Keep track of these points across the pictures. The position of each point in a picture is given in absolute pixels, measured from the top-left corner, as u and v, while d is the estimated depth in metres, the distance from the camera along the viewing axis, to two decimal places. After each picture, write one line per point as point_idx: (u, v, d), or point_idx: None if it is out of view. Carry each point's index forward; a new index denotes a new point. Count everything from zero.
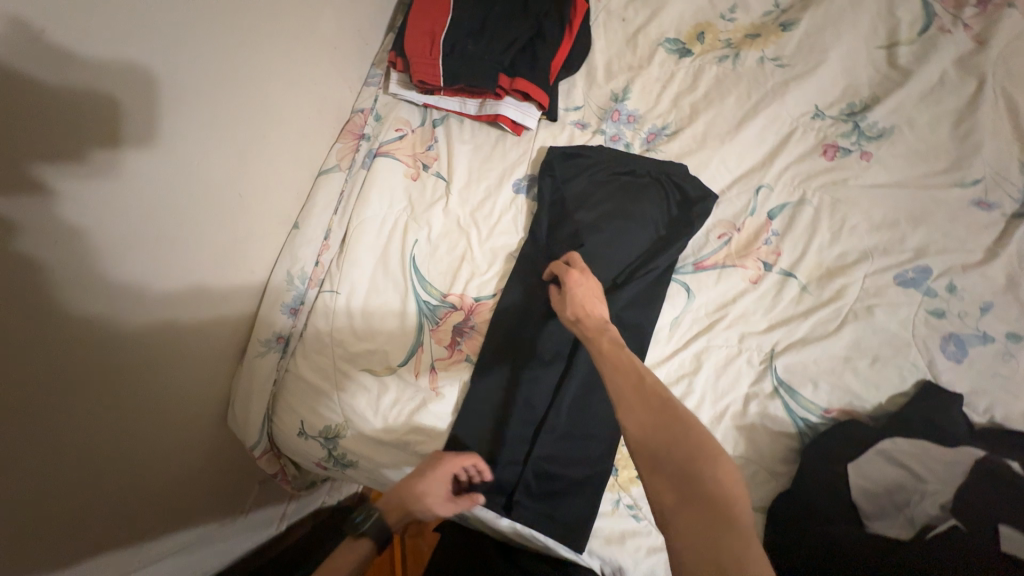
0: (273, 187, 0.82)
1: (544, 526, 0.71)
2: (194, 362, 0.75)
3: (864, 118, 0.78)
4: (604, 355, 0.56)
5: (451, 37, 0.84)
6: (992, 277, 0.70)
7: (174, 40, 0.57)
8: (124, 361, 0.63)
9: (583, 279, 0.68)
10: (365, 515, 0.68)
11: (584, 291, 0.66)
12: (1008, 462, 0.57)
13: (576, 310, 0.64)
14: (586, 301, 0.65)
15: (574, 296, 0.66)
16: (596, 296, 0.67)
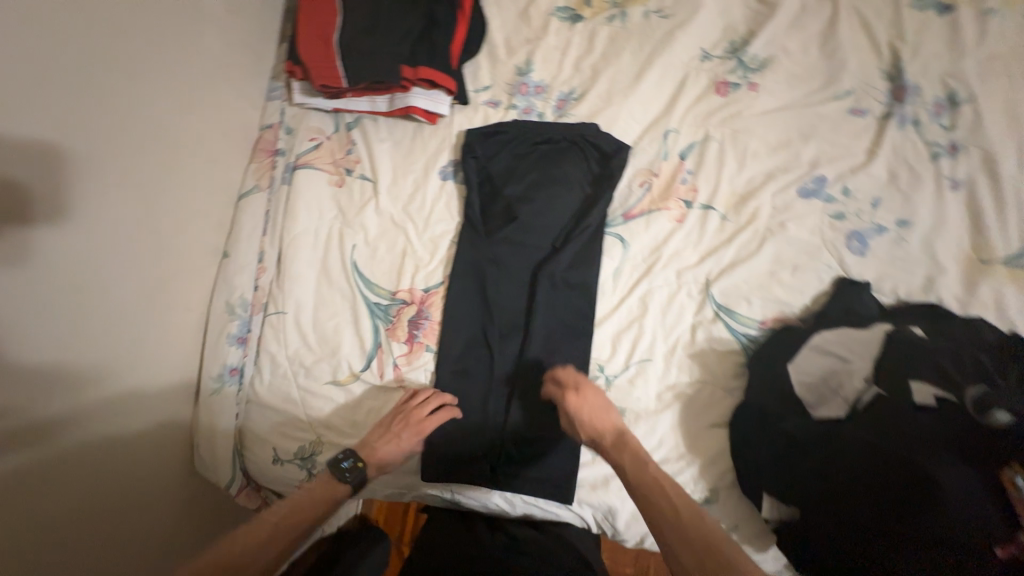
0: (191, 219, 0.79)
1: (531, 488, 0.75)
2: (140, 411, 0.72)
3: (744, 53, 0.85)
4: (633, 483, 0.61)
5: (346, 37, 0.83)
6: (876, 175, 0.78)
7: (39, 79, 0.55)
8: (57, 422, 0.59)
9: (584, 396, 0.70)
10: (353, 464, 0.67)
11: (592, 406, 0.69)
12: (911, 329, 0.64)
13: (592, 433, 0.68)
14: (594, 419, 0.68)
15: (582, 417, 0.68)
16: (601, 404, 0.69)
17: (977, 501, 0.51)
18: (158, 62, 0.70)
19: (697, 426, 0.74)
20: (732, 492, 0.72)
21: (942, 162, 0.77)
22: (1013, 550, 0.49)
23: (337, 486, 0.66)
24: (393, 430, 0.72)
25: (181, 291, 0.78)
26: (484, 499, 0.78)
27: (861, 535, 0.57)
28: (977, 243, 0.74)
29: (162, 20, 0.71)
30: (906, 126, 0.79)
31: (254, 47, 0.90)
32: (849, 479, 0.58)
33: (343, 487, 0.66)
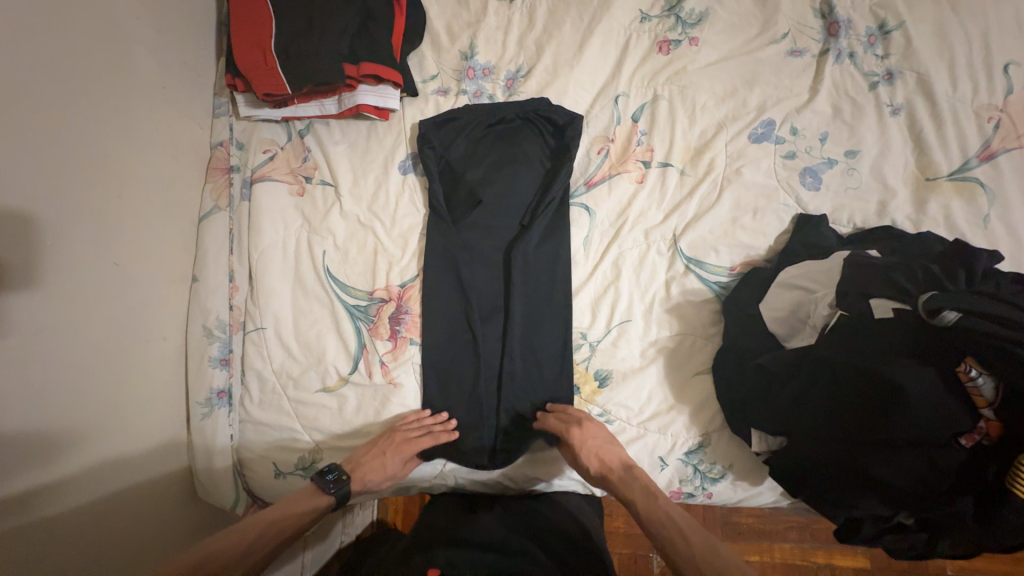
0: (152, 247, 0.77)
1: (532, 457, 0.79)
2: (135, 444, 0.73)
3: (682, 9, 0.86)
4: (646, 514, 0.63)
5: (283, 43, 0.82)
6: (821, 111, 0.81)
7: None
8: (51, 466, 0.60)
9: (592, 428, 0.73)
10: (338, 476, 0.69)
11: (596, 439, 0.72)
12: (867, 252, 0.66)
13: (599, 465, 0.70)
14: (603, 451, 0.71)
15: (591, 450, 0.71)
16: (606, 439, 0.73)
17: (941, 400, 0.52)
18: (92, 90, 0.68)
19: (682, 376, 0.77)
20: (722, 433, 0.75)
21: (881, 90, 0.80)
22: (977, 438, 0.53)
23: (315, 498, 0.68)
24: (380, 446, 0.74)
25: (154, 322, 0.77)
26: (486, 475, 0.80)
27: (843, 450, 0.60)
28: (922, 163, 0.77)
29: (89, 46, 0.69)
30: (843, 60, 0.81)
31: (192, 63, 0.87)
32: (823, 403, 0.60)
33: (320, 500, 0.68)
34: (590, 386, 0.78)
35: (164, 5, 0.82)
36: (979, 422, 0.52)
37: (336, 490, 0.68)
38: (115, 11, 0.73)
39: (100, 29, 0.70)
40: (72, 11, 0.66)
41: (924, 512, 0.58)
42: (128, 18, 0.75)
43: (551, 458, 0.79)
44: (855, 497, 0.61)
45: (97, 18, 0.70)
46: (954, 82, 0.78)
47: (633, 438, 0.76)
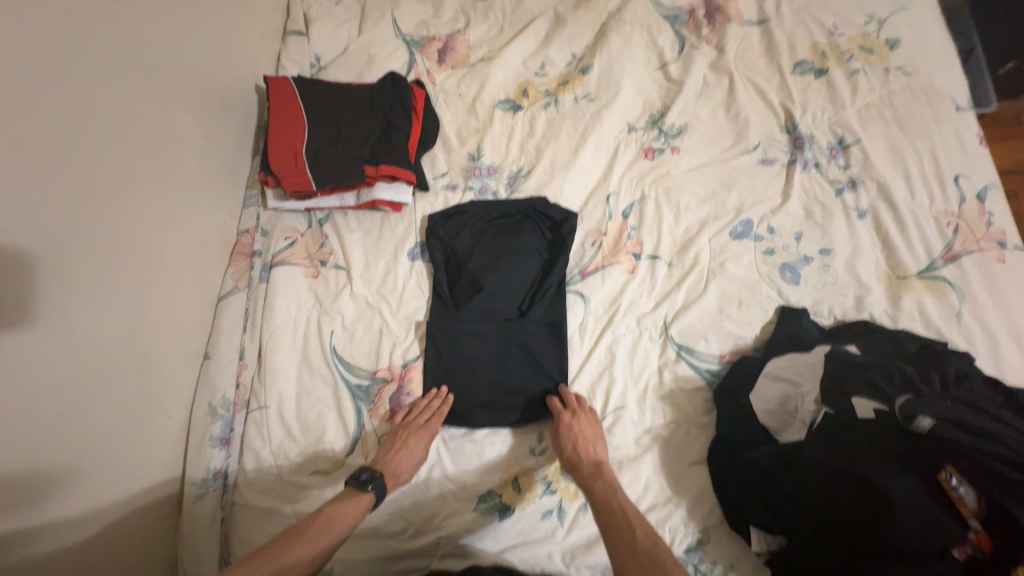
0: (171, 327, 0.81)
1: (532, 536, 0.75)
2: (124, 522, 0.72)
3: (664, 123, 0.98)
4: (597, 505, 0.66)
5: (313, 146, 0.93)
6: (794, 213, 0.89)
7: (46, 230, 0.61)
8: (46, 542, 0.62)
9: (580, 421, 0.76)
10: (372, 474, 0.70)
11: (581, 434, 0.75)
12: (846, 348, 0.70)
13: (572, 453, 0.73)
14: (580, 444, 0.74)
15: (570, 438, 0.75)
16: (591, 436, 0.75)
17: (926, 507, 0.54)
18: (142, 187, 0.76)
19: (679, 466, 0.77)
20: (721, 530, 0.74)
21: (846, 196, 0.88)
22: (970, 550, 0.52)
23: (359, 500, 0.67)
24: (405, 449, 0.76)
25: (162, 402, 0.78)
26: (492, 542, 0.75)
27: (835, 553, 0.59)
28: (892, 261, 0.84)
29: (147, 151, 0.77)
30: (810, 169, 0.91)
31: (231, 160, 0.97)
32: (816, 501, 0.60)
33: (363, 501, 0.68)
34: None
35: (218, 112, 0.94)
36: (968, 533, 0.52)
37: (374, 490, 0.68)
38: (175, 122, 0.83)
39: (158, 135, 0.80)
40: (137, 122, 0.76)
41: None
42: (184, 126, 0.85)
43: (548, 540, 0.75)
44: None
45: (159, 126, 0.80)
46: (912, 191, 0.87)
47: None
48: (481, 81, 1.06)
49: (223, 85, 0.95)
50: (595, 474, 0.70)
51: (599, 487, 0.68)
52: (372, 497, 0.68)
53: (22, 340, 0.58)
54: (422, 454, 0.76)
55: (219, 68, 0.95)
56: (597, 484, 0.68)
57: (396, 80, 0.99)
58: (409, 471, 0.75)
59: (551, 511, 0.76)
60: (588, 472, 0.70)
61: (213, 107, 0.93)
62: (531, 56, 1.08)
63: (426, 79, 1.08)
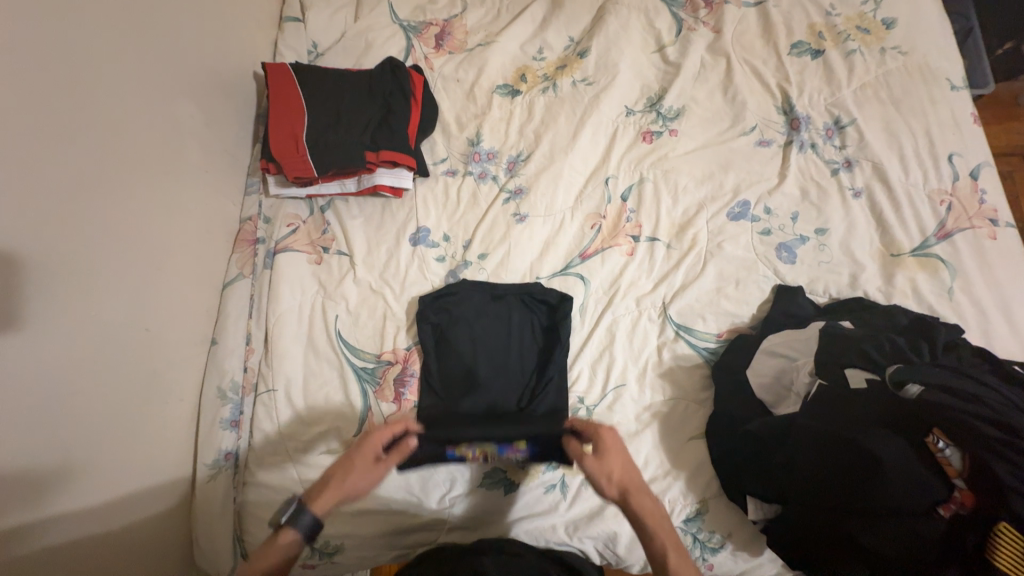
0: (178, 312, 0.82)
1: (536, 510, 0.78)
2: (146, 499, 0.75)
3: (662, 105, 0.98)
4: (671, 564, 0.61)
5: (313, 132, 0.93)
6: (790, 193, 0.90)
7: (55, 217, 0.62)
8: (77, 516, 0.64)
9: (616, 445, 0.68)
10: (296, 508, 0.66)
11: (622, 460, 0.67)
12: (841, 323, 0.72)
13: (622, 485, 0.66)
14: (626, 474, 0.67)
15: (614, 467, 0.67)
16: (626, 459, 0.68)
17: (913, 469, 0.56)
18: (146, 174, 0.77)
19: (678, 441, 0.79)
20: (719, 500, 0.76)
21: (842, 176, 0.89)
22: (955, 509, 0.55)
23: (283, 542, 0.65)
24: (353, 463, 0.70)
25: (172, 385, 0.80)
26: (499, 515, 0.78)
27: (826, 518, 0.61)
28: (886, 240, 0.85)
29: (151, 138, 0.78)
30: (806, 150, 0.92)
31: (232, 148, 0.97)
32: (810, 469, 0.62)
33: (287, 539, 0.65)
34: None
35: (217, 100, 0.94)
36: (953, 491, 0.55)
37: (295, 524, 0.65)
38: (177, 108, 0.84)
39: (161, 122, 0.80)
40: (139, 108, 0.76)
41: None
42: (186, 113, 0.86)
43: (551, 514, 0.77)
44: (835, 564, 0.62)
45: (162, 114, 0.80)
46: (906, 170, 0.88)
47: None
48: (479, 66, 1.06)
49: (222, 72, 0.95)
50: (656, 516, 0.65)
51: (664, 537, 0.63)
52: (302, 530, 0.65)
53: (36, 322, 0.59)
54: (375, 469, 0.70)
55: (218, 55, 0.95)
56: (660, 533, 0.63)
57: (395, 66, 0.99)
58: (354, 487, 0.69)
59: (554, 485, 0.79)
60: (645, 513, 0.65)
61: (213, 94, 0.93)
62: (529, 40, 1.09)
63: (424, 64, 1.08)
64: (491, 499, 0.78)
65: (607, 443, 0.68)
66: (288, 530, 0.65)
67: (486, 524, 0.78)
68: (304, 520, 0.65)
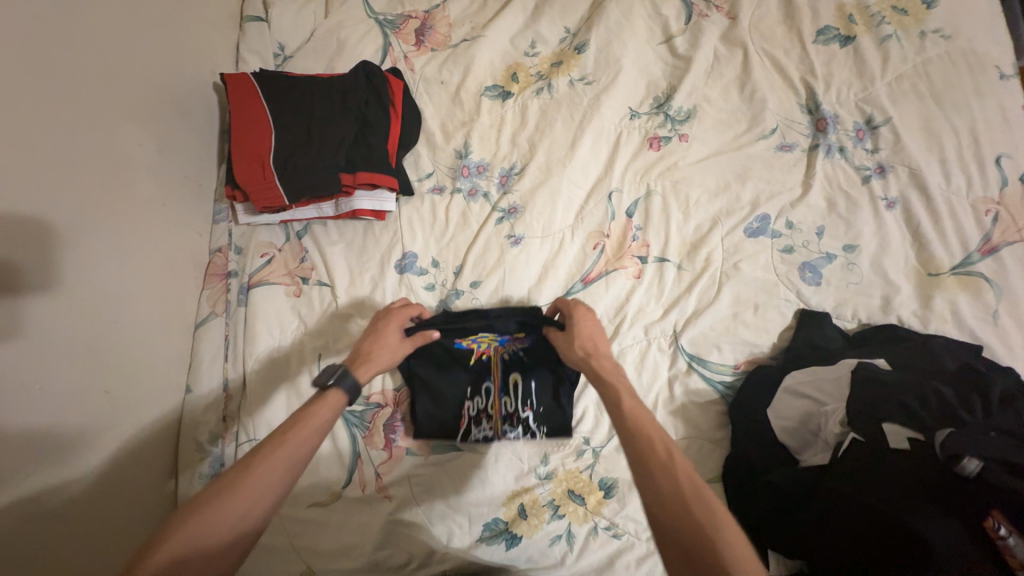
0: (146, 363, 0.76)
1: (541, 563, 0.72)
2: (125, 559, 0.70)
3: (670, 106, 0.88)
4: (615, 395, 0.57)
5: (282, 153, 0.84)
6: (815, 205, 0.80)
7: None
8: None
9: (589, 315, 0.71)
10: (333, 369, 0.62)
11: (593, 329, 0.69)
12: (874, 363, 0.65)
13: (586, 347, 0.66)
14: (593, 336, 0.68)
15: (583, 331, 0.68)
16: (601, 331, 0.70)
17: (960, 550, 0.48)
18: (90, 219, 0.69)
19: None
20: None
21: (874, 184, 0.80)
22: None
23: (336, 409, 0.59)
24: (375, 336, 0.70)
25: (144, 444, 0.75)
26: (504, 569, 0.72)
27: None
28: (922, 257, 0.76)
29: (95, 175, 0.69)
30: (834, 154, 0.82)
31: (195, 172, 0.88)
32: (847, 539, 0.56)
33: (333, 397, 0.59)
34: (596, 496, 0.75)
35: (175, 120, 0.84)
36: None
37: (339, 383, 0.60)
38: (125, 137, 0.75)
39: (107, 156, 0.72)
40: (80, 146, 0.68)
41: None
42: (137, 141, 0.77)
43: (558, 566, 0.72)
44: None
45: (107, 146, 0.71)
46: (947, 175, 0.78)
47: (643, 555, 0.72)
48: (465, 66, 0.95)
49: (178, 88, 0.85)
50: (618, 371, 0.61)
51: (621, 383, 0.59)
52: (347, 392, 0.60)
53: None
54: (399, 338, 0.71)
55: (171, 69, 0.84)
56: (620, 380, 0.59)
57: (370, 71, 0.89)
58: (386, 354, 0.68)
59: (560, 536, 0.73)
60: (605, 366, 0.62)
61: (169, 115, 0.83)
62: (519, 33, 0.97)
63: (404, 65, 0.97)
64: (493, 551, 0.73)
65: (576, 308, 0.72)
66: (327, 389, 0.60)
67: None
68: (348, 382, 0.61)
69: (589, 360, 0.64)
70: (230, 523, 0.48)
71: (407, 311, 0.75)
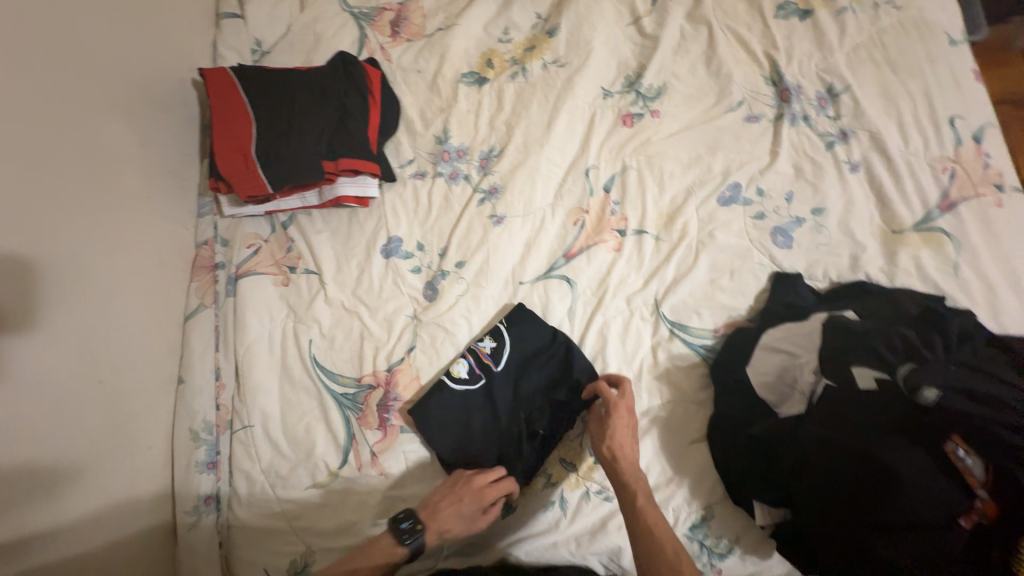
0: (134, 354, 0.76)
1: (538, 529, 0.75)
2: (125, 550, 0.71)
3: (641, 84, 0.91)
4: (636, 505, 0.66)
5: (263, 143, 0.85)
6: (783, 171, 0.84)
7: None
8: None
9: (626, 416, 0.72)
10: (411, 525, 0.68)
11: (625, 429, 0.72)
12: (843, 314, 0.68)
13: (615, 448, 0.70)
14: (624, 440, 0.71)
15: (614, 432, 0.71)
16: (633, 430, 0.73)
17: (931, 479, 0.52)
18: (71, 212, 0.69)
19: (679, 446, 0.76)
20: (725, 505, 0.73)
21: (837, 149, 0.83)
22: (976, 518, 0.51)
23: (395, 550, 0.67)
24: (455, 496, 0.70)
25: (138, 434, 0.75)
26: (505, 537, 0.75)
27: (838, 525, 0.58)
28: (886, 216, 0.80)
29: (73, 168, 0.70)
30: (798, 123, 0.85)
31: (177, 167, 0.89)
32: (824, 479, 0.58)
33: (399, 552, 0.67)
34: (586, 462, 0.77)
35: (155, 115, 0.85)
36: (975, 502, 0.51)
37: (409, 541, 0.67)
38: (103, 131, 0.75)
39: (86, 150, 0.73)
40: (58, 140, 0.68)
41: None
42: (116, 136, 0.78)
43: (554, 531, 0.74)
44: None
45: (85, 140, 0.72)
46: (905, 138, 0.82)
47: None
48: (441, 54, 0.97)
49: (156, 83, 0.86)
50: (638, 476, 0.69)
51: (640, 491, 0.67)
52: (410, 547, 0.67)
53: None
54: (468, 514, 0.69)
55: (148, 64, 0.85)
56: (637, 487, 0.67)
57: (347, 61, 0.91)
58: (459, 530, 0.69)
59: (553, 502, 0.75)
60: (629, 473, 0.69)
61: (148, 110, 0.84)
62: (493, 20, 1.00)
63: (381, 56, 0.99)
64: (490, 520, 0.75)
65: (617, 402, 0.73)
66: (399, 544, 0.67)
67: (489, 548, 0.75)
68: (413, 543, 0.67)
69: (614, 463, 0.69)
70: None
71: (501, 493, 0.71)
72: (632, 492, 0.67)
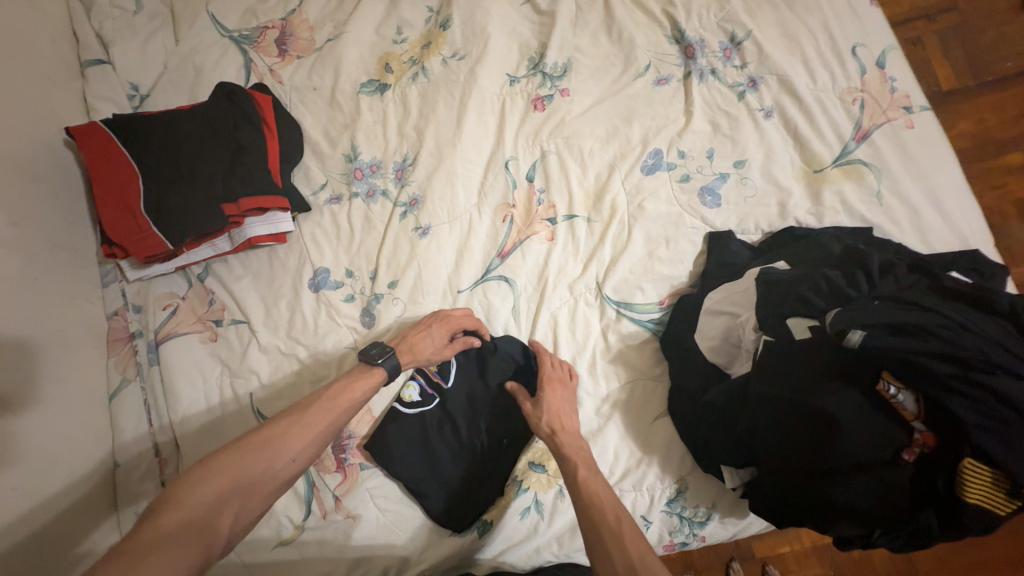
0: (54, 448, 0.70)
1: (520, 538, 0.73)
2: None
3: (546, 64, 0.87)
4: (578, 476, 0.63)
5: (156, 197, 0.79)
6: (701, 130, 0.82)
7: None
8: None
9: (563, 390, 0.73)
10: (383, 348, 0.69)
11: (560, 404, 0.72)
12: (775, 267, 0.68)
13: (553, 423, 0.70)
14: (562, 413, 0.71)
15: (551, 405, 0.71)
16: (573, 407, 0.72)
17: (871, 419, 0.53)
18: None
19: (643, 425, 0.75)
20: (696, 475, 0.73)
21: (749, 98, 0.82)
22: (918, 451, 0.53)
23: (373, 375, 0.67)
24: (424, 327, 0.74)
25: (76, 527, 0.70)
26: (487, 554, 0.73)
27: (799, 480, 0.58)
28: (806, 156, 0.80)
29: None
30: (706, 78, 0.84)
31: (68, 238, 0.81)
32: (778, 436, 0.58)
33: (377, 375, 0.67)
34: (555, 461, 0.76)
35: (25, 185, 0.76)
36: (914, 435, 0.53)
37: (385, 361, 0.67)
38: None
39: None
40: None
41: (892, 530, 0.56)
42: None
43: (536, 536, 0.73)
44: (828, 524, 0.59)
45: None
46: (812, 75, 0.81)
47: None
48: (334, 67, 0.92)
49: (23, 150, 0.78)
50: (579, 448, 0.67)
51: (581, 462, 0.65)
52: (386, 370, 0.67)
53: None
54: (443, 339, 0.73)
55: (6, 129, 0.76)
56: (579, 459, 0.65)
57: (229, 91, 0.86)
58: (424, 355, 0.72)
59: (529, 508, 0.74)
60: (568, 444, 0.67)
61: (18, 181, 0.76)
62: (383, 22, 0.94)
63: (271, 79, 0.93)
64: (469, 540, 0.73)
65: (550, 377, 0.74)
66: (374, 367, 0.67)
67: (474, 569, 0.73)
68: (390, 363, 0.68)
69: (553, 438, 0.68)
70: (261, 470, 0.53)
71: (469, 322, 0.75)
72: (573, 465, 0.64)
